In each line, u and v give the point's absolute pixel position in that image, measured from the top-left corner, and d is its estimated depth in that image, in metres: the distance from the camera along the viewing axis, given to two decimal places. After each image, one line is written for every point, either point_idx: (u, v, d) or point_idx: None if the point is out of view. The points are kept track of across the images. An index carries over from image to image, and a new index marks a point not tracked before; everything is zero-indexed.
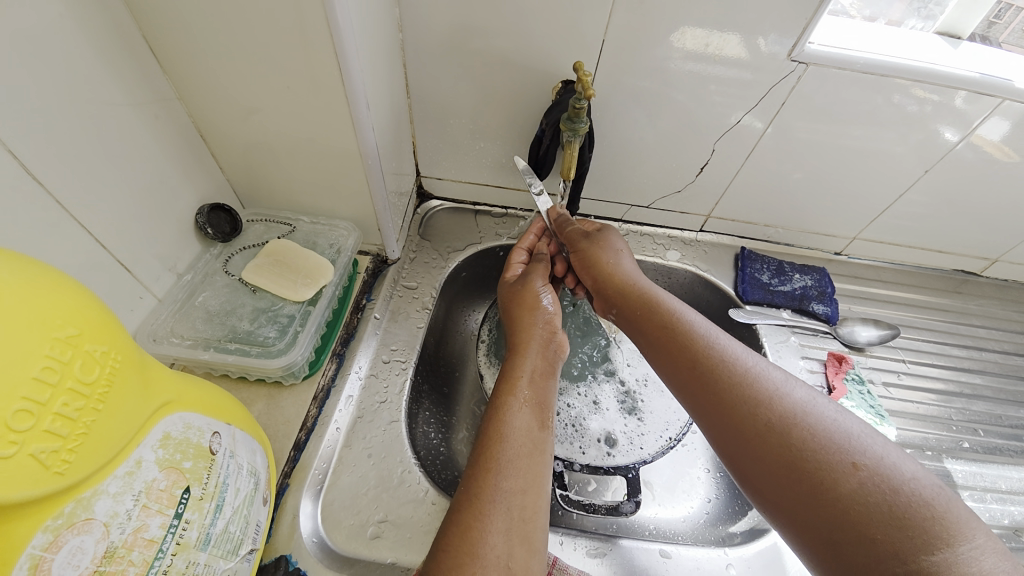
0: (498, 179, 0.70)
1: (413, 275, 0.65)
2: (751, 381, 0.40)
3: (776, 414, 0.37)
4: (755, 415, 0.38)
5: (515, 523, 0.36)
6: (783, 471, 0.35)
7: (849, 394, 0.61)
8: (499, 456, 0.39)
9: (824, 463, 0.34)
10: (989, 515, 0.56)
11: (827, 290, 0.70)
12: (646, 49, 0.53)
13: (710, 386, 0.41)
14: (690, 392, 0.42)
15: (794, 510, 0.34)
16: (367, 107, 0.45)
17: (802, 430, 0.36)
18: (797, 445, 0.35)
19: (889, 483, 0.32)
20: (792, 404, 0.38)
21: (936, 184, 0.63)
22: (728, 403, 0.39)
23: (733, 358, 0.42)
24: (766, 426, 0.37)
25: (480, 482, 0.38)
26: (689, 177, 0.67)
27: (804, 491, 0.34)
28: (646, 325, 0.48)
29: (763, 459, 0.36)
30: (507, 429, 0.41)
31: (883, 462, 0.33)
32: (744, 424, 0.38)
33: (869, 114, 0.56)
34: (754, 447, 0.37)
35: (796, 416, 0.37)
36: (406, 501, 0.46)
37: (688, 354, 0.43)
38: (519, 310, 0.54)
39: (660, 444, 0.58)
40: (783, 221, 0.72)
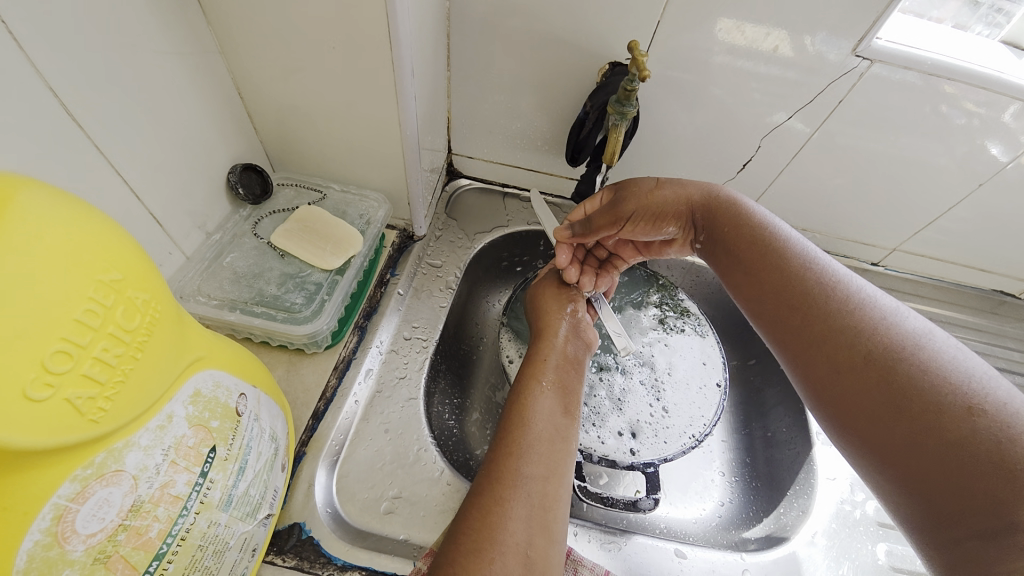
0: (530, 162, 0.68)
1: (439, 253, 0.64)
2: (848, 309, 0.37)
3: (877, 345, 0.34)
4: (851, 345, 0.35)
5: (536, 510, 0.35)
6: (882, 406, 0.32)
7: None
8: (522, 439, 0.39)
9: (925, 393, 0.31)
10: None
11: None
12: (700, 34, 0.50)
13: (800, 316, 0.39)
14: (781, 322, 0.40)
15: (877, 444, 0.32)
16: (411, 74, 0.44)
17: (908, 361, 0.32)
18: (897, 376, 0.32)
19: (1014, 429, 0.27)
20: (904, 335, 0.34)
21: (988, 200, 0.60)
22: (820, 329, 0.37)
23: (836, 286, 0.38)
24: (861, 355, 0.34)
25: (506, 466, 0.37)
26: (729, 174, 0.64)
27: (892, 421, 0.32)
28: (738, 254, 0.45)
29: (853, 387, 0.34)
30: (531, 413, 0.41)
31: (1009, 406, 0.29)
32: (836, 351, 0.36)
33: (917, 123, 0.54)
34: (845, 372, 0.35)
35: (905, 346, 0.33)
36: (422, 480, 0.46)
37: (784, 283, 0.41)
38: (545, 300, 0.54)
39: (684, 441, 0.54)
40: (821, 226, 0.69)
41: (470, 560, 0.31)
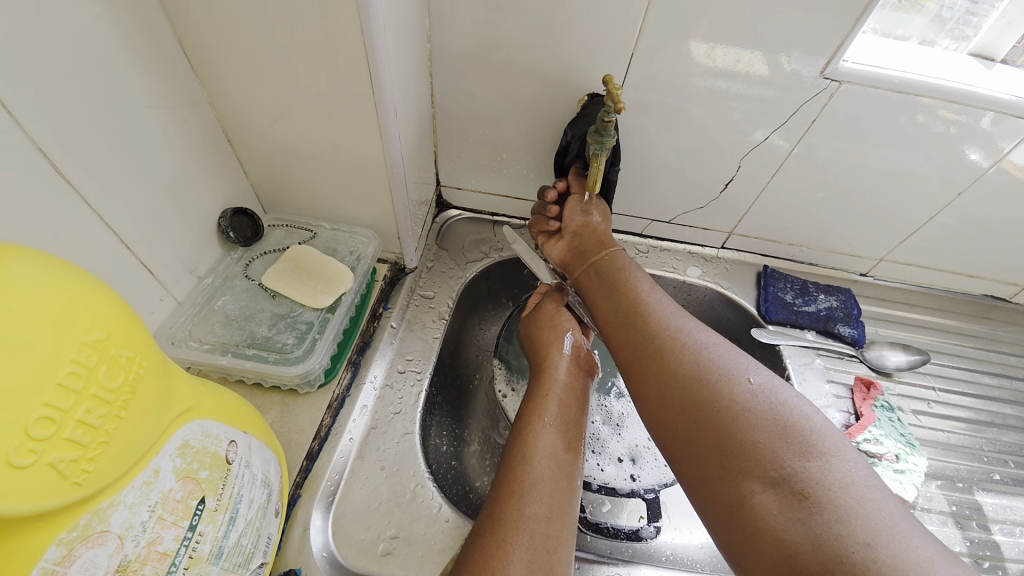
0: (517, 190, 0.69)
1: (431, 284, 0.65)
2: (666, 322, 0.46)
3: (689, 345, 0.43)
4: (670, 345, 0.44)
5: (538, 553, 0.35)
6: (687, 389, 0.40)
7: (878, 422, 0.58)
8: (526, 484, 0.39)
9: (716, 385, 0.39)
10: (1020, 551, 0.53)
11: (853, 312, 0.68)
12: (673, 63, 0.52)
13: (632, 330, 0.47)
14: (621, 328, 0.48)
15: (683, 428, 0.39)
16: (395, 115, 0.45)
17: (706, 361, 0.41)
18: (702, 367, 0.41)
19: (775, 400, 0.38)
20: (703, 339, 0.44)
21: (969, 207, 0.61)
22: (649, 333, 0.46)
23: (656, 303, 0.48)
24: (676, 352, 0.43)
25: (509, 511, 0.37)
26: (712, 193, 0.65)
27: (695, 409, 0.39)
28: (604, 274, 0.54)
29: (668, 377, 0.42)
30: (532, 451, 0.41)
31: (771, 384, 0.39)
32: (659, 350, 0.44)
33: (893, 135, 0.55)
34: (663, 365, 0.43)
35: (704, 349, 0.43)
36: (419, 518, 0.45)
37: (628, 298, 0.50)
38: (540, 327, 0.54)
39: None
40: (807, 240, 0.70)
41: None
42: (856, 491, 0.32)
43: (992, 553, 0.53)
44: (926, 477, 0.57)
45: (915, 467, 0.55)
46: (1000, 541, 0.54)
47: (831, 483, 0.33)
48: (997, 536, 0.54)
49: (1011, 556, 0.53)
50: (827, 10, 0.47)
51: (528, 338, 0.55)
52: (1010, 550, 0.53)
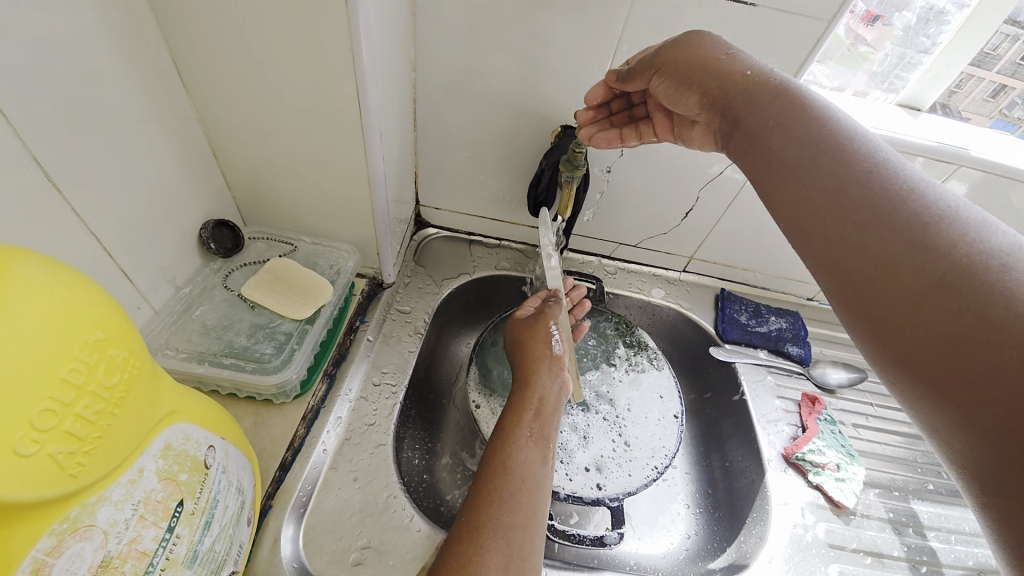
0: (492, 212, 0.72)
1: (407, 299, 0.66)
2: (909, 221, 0.31)
3: (911, 223, 0.31)
4: (873, 220, 0.32)
5: (512, 559, 0.37)
6: (906, 272, 0.30)
7: (821, 433, 0.61)
8: (505, 493, 0.40)
9: (949, 266, 0.29)
10: (954, 556, 0.54)
11: (800, 332, 0.71)
12: None
13: (825, 195, 0.34)
14: (816, 209, 0.35)
15: (901, 336, 0.30)
16: (380, 137, 0.48)
17: (944, 250, 0.29)
18: (931, 252, 0.29)
19: None
20: (939, 212, 0.31)
21: None
22: (842, 196, 0.34)
23: (904, 198, 0.32)
24: (892, 228, 0.31)
25: (488, 520, 0.38)
26: (675, 221, 0.70)
27: (935, 316, 0.28)
28: (766, 125, 0.39)
29: (874, 255, 0.31)
30: (512, 462, 0.42)
31: None
32: (862, 223, 0.32)
33: None
34: (859, 238, 0.32)
35: (963, 245, 0.29)
36: (391, 528, 0.46)
37: (831, 169, 0.35)
38: (532, 340, 0.55)
39: (646, 473, 0.54)
40: (761, 266, 0.74)
41: None
42: None
43: (928, 559, 0.54)
44: (864, 485, 0.58)
45: (855, 476, 0.57)
46: (936, 547, 0.55)
47: None
48: (933, 542, 0.55)
49: (946, 561, 0.54)
50: (769, 64, 0.53)
51: (511, 342, 0.57)
52: (944, 555, 0.54)
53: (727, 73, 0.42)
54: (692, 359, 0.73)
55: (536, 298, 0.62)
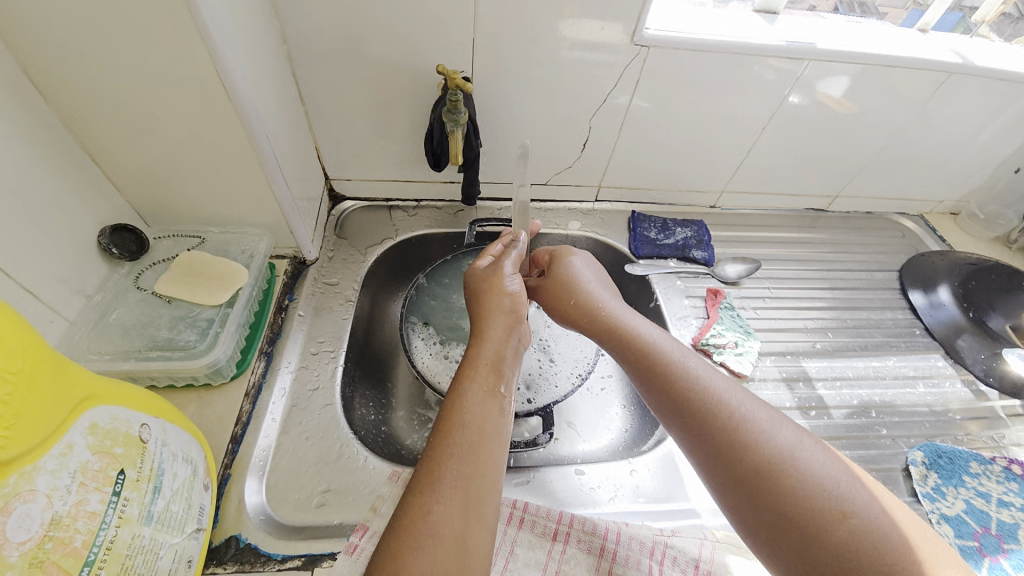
0: (403, 174, 0.74)
1: (334, 272, 0.69)
2: (747, 444, 0.41)
3: (723, 424, 0.42)
4: (700, 420, 0.43)
5: (470, 501, 0.40)
6: (725, 466, 0.41)
7: (720, 319, 0.69)
8: (464, 441, 0.42)
9: (747, 452, 0.41)
10: (840, 398, 0.64)
11: (704, 238, 0.78)
12: (511, 41, 0.59)
13: (664, 395, 0.46)
14: (661, 400, 0.46)
15: (723, 476, 0.41)
16: (258, 116, 0.49)
17: (747, 450, 0.41)
18: (742, 455, 0.41)
19: (863, 530, 0.36)
20: (744, 418, 0.42)
21: (776, 136, 0.74)
22: (676, 398, 0.45)
23: (731, 410, 0.43)
24: (708, 426, 0.43)
25: (450, 468, 0.41)
26: (575, 153, 0.74)
27: (744, 483, 0.40)
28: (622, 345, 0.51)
29: (704, 448, 0.42)
30: (467, 415, 0.44)
31: (856, 506, 0.37)
32: (695, 426, 0.43)
33: (710, 84, 0.66)
34: (696, 437, 0.43)
35: (763, 444, 0.41)
36: (347, 471, 0.51)
37: (667, 384, 0.46)
38: (489, 290, 0.56)
39: (572, 382, 0.60)
40: (662, 183, 0.80)
41: (399, 555, 0.36)
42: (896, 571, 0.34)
43: (817, 404, 0.63)
44: (760, 355, 0.67)
45: (750, 348, 0.66)
46: (825, 394, 0.64)
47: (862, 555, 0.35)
48: (821, 390, 0.64)
49: (832, 403, 0.63)
50: None
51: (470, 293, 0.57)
52: (831, 399, 0.64)
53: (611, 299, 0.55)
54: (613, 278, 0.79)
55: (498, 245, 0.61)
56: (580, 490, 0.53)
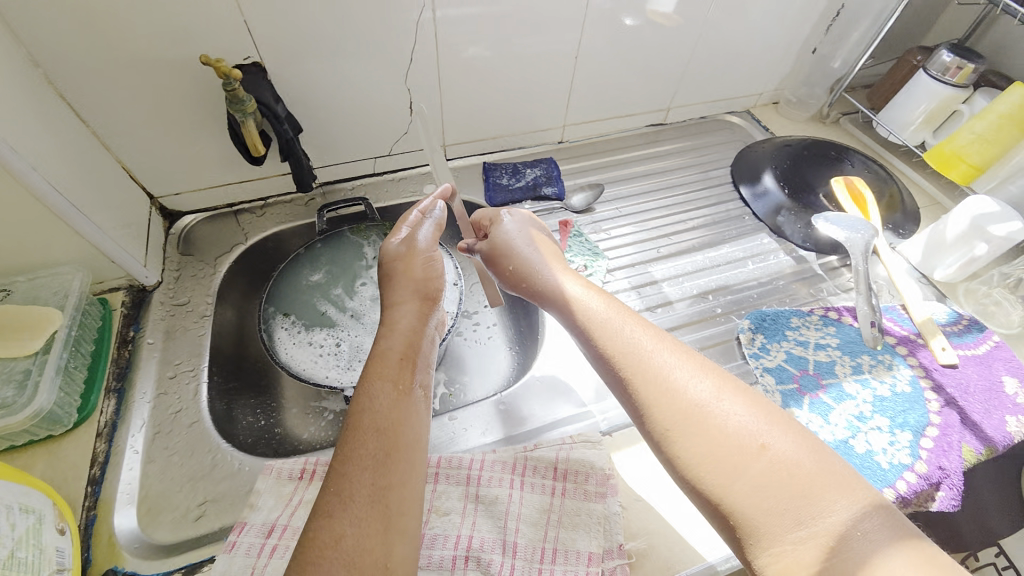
0: (234, 177, 0.72)
1: (183, 291, 0.67)
2: (680, 391, 0.39)
3: (659, 373, 0.40)
4: (637, 371, 0.41)
5: (375, 516, 0.32)
6: (656, 411, 0.39)
7: (570, 248, 0.73)
8: (383, 453, 0.35)
9: (682, 400, 0.39)
10: (683, 291, 0.71)
11: (553, 174, 0.82)
12: (286, 18, 0.57)
13: (604, 352, 0.44)
14: (602, 356, 0.44)
15: (653, 419, 0.39)
16: (8, 148, 0.46)
17: (681, 396, 0.39)
18: (673, 402, 0.39)
19: (786, 472, 0.34)
20: (681, 368, 0.41)
21: (591, 63, 0.77)
22: (613, 353, 0.43)
23: (668, 361, 0.41)
24: (645, 375, 0.41)
25: (370, 488, 0.33)
26: (406, 118, 0.74)
27: (674, 425, 0.38)
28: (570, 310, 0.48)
29: (637, 395, 0.41)
30: (369, 411, 0.36)
31: (783, 447, 0.36)
32: (631, 374, 0.41)
33: (508, 25, 0.67)
34: (630, 385, 0.41)
35: (697, 393, 0.39)
36: (223, 478, 0.52)
37: (607, 341, 0.44)
38: (410, 262, 0.50)
39: (436, 337, 0.61)
40: (503, 129, 0.82)
41: None
42: (813, 512, 0.33)
43: (664, 302, 0.70)
44: (611, 270, 0.72)
45: (598, 269, 0.70)
46: (670, 291, 0.71)
47: (782, 494, 0.34)
48: (666, 289, 0.71)
49: (676, 298, 0.70)
50: None
51: (378, 277, 0.50)
52: (675, 294, 0.71)
53: (556, 270, 0.53)
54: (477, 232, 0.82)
55: (413, 215, 0.54)
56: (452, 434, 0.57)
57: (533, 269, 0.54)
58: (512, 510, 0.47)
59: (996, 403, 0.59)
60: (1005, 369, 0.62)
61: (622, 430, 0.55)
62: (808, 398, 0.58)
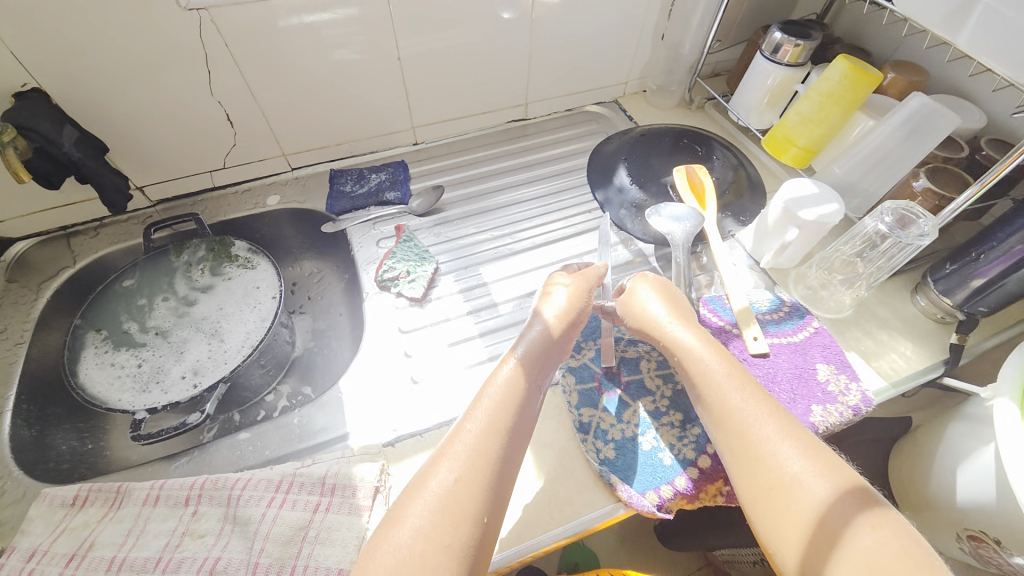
0: (56, 199, 0.70)
1: (1, 319, 0.66)
2: (771, 451, 0.44)
3: (754, 432, 0.46)
4: (729, 424, 0.47)
5: (448, 540, 0.39)
6: (764, 481, 0.44)
7: (394, 252, 0.72)
8: (482, 431, 0.45)
9: (777, 463, 0.44)
10: (512, 290, 0.71)
11: (398, 178, 0.81)
12: (52, 40, 0.56)
13: (708, 405, 0.49)
14: (705, 405, 0.50)
15: (756, 472, 0.44)
16: None
17: (775, 459, 0.44)
18: (774, 465, 0.44)
19: (887, 543, 0.38)
20: (767, 429, 0.46)
21: (420, 64, 0.76)
22: (711, 402, 0.49)
23: (754, 413, 0.47)
24: (738, 425, 0.47)
25: (471, 460, 0.43)
26: (229, 131, 0.73)
27: (773, 487, 0.43)
28: (677, 354, 0.54)
29: (742, 457, 0.46)
30: (473, 459, 0.44)
31: (862, 535, 0.39)
32: (728, 422, 0.47)
33: (311, 33, 0.66)
34: (732, 443, 0.47)
35: (788, 447, 0.44)
36: (8, 505, 0.53)
37: (703, 386, 0.50)
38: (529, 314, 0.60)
39: (241, 353, 0.63)
40: (346, 135, 0.82)
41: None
42: None
43: (490, 304, 0.69)
44: (441, 273, 0.72)
45: (421, 273, 0.70)
46: (497, 292, 0.71)
47: None
48: (494, 289, 0.71)
49: (501, 300, 0.70)
50: None
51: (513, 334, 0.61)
52: (501, 296, 0.70)
53: (649, 321, 0.57)
54: (325, 240, 0.82)
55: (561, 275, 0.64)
56: (237, 450, 0.56)
57: (644, 319, 0.57)
58: (262, 530, 0.47)
59: (804, 392, 0.59)
60: (821, 356, 0.62)
61: (404, 441, 0.55)
62: (606, 396, 0.58)
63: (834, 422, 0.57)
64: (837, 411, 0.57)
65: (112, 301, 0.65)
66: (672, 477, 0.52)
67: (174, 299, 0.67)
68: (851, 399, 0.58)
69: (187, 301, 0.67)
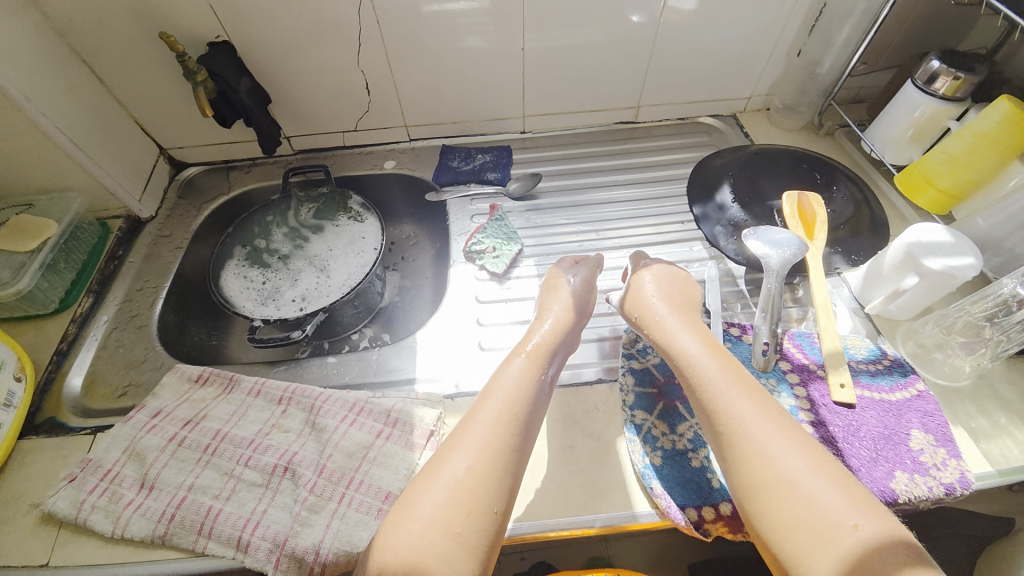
0: (225, 137, 0.85)
1: (169, 226, 0.82)
2: (777, 471, 0.43)
3: (754, 453, 0.45)
4: (731, 444, 0.46)
5: (455, 524, 0.42)
6: (767, 505, 0.43)
7: (486, 228, 0.78)
8: (492, 425, 0.48)
9: (780, 484, 0.43)
10: None
11: (501, 161, 0.87)
12: (248, 7, 0.68)
13: (708, 424, 0.48)
14: (708, 425, 0.49)
15: (762, 499, 0.43)
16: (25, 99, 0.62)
17: (779, 479, 0.43)
18: (778, 487, 0.43)
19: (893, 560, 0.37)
20: (770, 447, 0.45)
21: (541, 57, 0.80)
22: (713, 424, 0.48)
23: (756, 435, 0.45)
24: (742, 451, 0.45)
25: (483, 455, 0.46)
26: (365, 98, 0.83)
27: (782, 513, 0.42)
28: (680, 366, 0.53)
29: (744, 481, 0.45)
30: (464, 452, 0.46)
31: (869, 550, 0.38)
32: (731, 446, 0.46)
33: (449, 18, 0.73)
34: (733, 465, 0.46)
35: (792, 465, 0.43)
36: (148, 370, 0.67)
37: (705, 407, 0.49)
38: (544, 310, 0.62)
39: (342, 290, 0.72)
40: (462, 116, 0.88)
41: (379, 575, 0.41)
42: None
43: None
44: (525, 255, 0.76)
45: (506, 251, 0.74)
46: None
47: None
48: None
49: None
50: None
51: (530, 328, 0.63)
52: None
53: (660, 327, 0.57)
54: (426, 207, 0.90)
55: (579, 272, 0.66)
56: (326, 371, 0.65)
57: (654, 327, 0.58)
58: (333, 439, 0.54)
59: (889, 455, 0.52)
60: (918, 422, 0.54)
61: (463, 397, 0.60)
62: (664, 404, 0.58)
63: (919, 494, 0.50)
64: (926, 484, 0.50)
65: (255, 221, 0.78)
66: (716, 500, 0.51)
67: (294, 233, 0.78)
68: (947, 476, 0.51)
69: (303, 235, 0.78)
